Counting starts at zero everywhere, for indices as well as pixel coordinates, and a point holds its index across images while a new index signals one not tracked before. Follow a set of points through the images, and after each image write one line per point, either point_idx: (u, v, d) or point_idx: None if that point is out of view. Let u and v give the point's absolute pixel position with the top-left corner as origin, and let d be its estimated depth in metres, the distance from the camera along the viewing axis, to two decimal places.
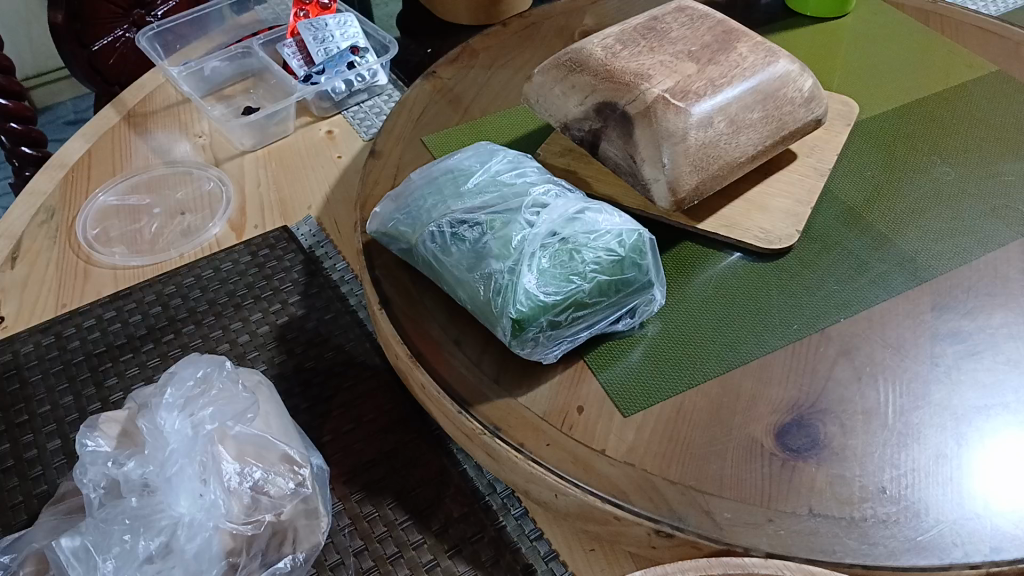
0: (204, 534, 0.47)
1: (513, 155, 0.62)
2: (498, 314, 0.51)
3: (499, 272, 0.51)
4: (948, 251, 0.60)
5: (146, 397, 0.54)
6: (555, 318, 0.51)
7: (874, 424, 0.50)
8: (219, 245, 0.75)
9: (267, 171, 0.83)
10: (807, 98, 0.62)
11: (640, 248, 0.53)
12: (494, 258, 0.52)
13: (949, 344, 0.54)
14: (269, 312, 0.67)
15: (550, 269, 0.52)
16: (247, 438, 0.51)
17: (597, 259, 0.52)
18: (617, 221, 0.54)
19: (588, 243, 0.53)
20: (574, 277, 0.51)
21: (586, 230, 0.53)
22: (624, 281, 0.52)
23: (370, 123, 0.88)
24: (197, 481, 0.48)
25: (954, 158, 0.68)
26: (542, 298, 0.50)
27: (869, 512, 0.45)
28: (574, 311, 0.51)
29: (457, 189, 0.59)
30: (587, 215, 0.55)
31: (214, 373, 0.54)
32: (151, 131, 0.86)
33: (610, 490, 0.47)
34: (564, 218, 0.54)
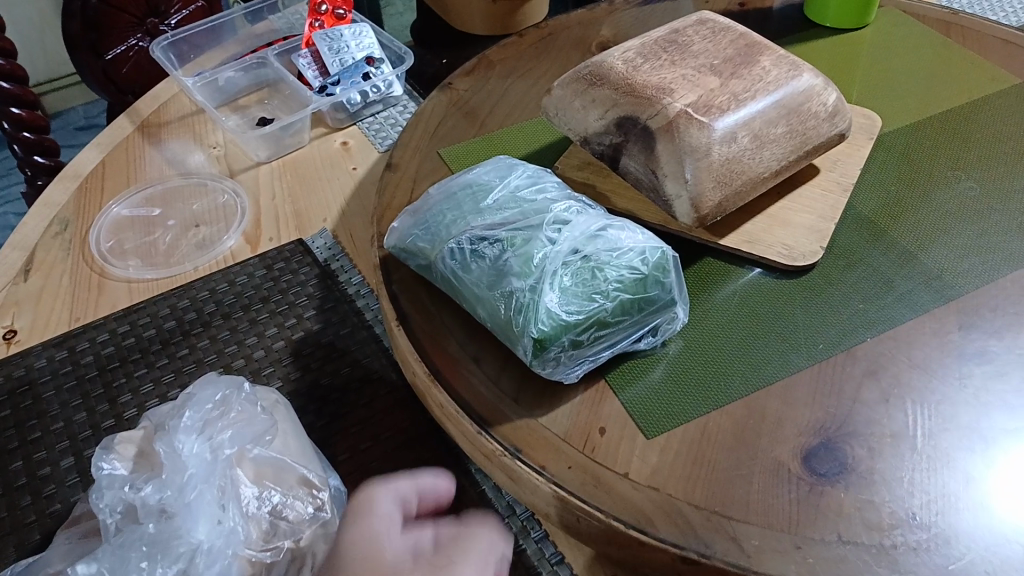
0: (223, 560, 0.46)
1: (533, 170, 0.62)
2: (518, 333, 0.50)
3: (520, 290, 0.50)
4: (974, 269, 0.59)
5: (163, 416, 0.53)
6: (577, 338, 0.50)
7: (907, 451, 0.48)
8: (234, 258, 0.74)
9: (283, 182, 0.82)
10: (831, 112, 0.61)
11: (663, 266, 0.52)
12: (516, 276, 0.51)
13: (977, 364, 0.52)
14: (284, 326, 0.66)
15: (573, 287, 0.51)
16: (265, 460, 0.51)
17: (620, 277, 0.51)
18: (641, 239, 0.54)
19: (611, 261, 0.52)
20: (597, 295, 0.50)
21: (610, 248, 0.53)
22: (648, 300, 0.51)
23: (386, 134, 0.87)
24: (216, 506, 0.48)
25: (980, 172, 0.66)
26: (564, 317, 0.49)
27: (900, 539, 0.44)
28: (596, 330, 0.50)
29: (476, 205, 0.58)
30: (610, 233, 0.54)
31: (232, 395, 0.53)
32: (166, 142, 0.86)
33: (633, 515, 0.46)
34: (587, 235, 0.54)
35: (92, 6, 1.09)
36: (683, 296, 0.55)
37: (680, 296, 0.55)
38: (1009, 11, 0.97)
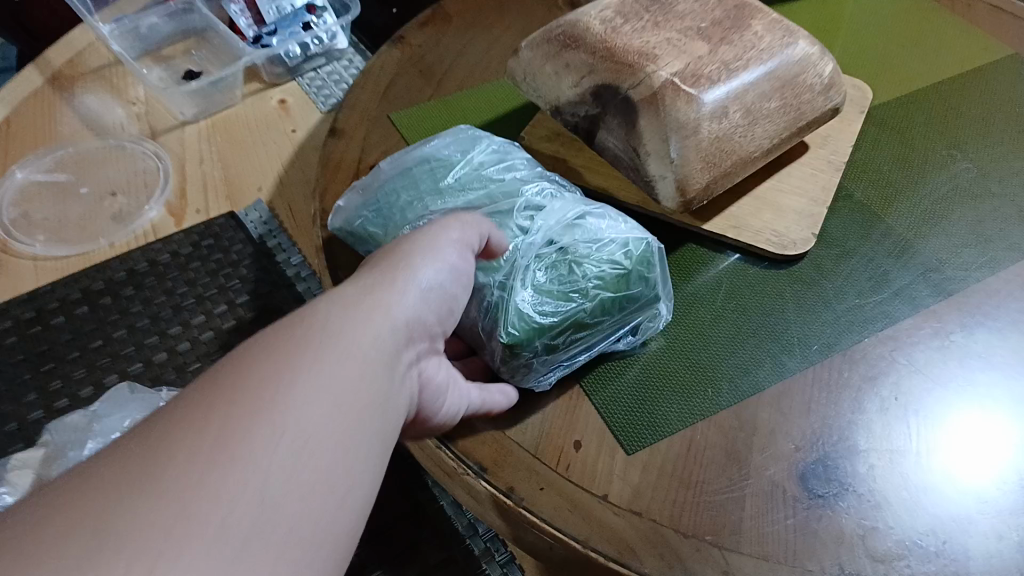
0: None
1: (500, 140, 0.56)
2: (488, 335, 0.46)
3: (488, 287, 0.46)
4: (974, 260, 0.54)
5: (67, 438, 0.48)
6: (551, 342, 0.45)
7: (892, 459, 0.44)
8: (157, 232, 0.66)
9: (213, 146, 0.73)
10: (827, 85, 0.55)
11: (647, 259, 0.48)
12: (484, 272, 0.47)
13: (979, 369, 0.48)
14: (214, 314, 0.59)
15: (547, 285, 0.46)
16: None
17: (600, 272, 0.47)
18: (622, 230, 0.49)
19: (590, 254, 0.47)
20: (574, 294, 0.46)
21: (588, 240, 0.48)
22: (630, 299, 0.47)
23: (328, 91, 0.78)
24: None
25: (976, 152, 0.62)
26: (538, 320, 0.45)
27: (905, 571, 0.40)
28: (573, 333, 0.46)
29: (436, 182, 0.52)
30: (588, 222, 0.49)
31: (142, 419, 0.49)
32: (80, 96, 0.76)
33: (614, 545, 0.41)
34: (563, 224, 0.49)
35: None
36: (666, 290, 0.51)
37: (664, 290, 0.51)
38: None
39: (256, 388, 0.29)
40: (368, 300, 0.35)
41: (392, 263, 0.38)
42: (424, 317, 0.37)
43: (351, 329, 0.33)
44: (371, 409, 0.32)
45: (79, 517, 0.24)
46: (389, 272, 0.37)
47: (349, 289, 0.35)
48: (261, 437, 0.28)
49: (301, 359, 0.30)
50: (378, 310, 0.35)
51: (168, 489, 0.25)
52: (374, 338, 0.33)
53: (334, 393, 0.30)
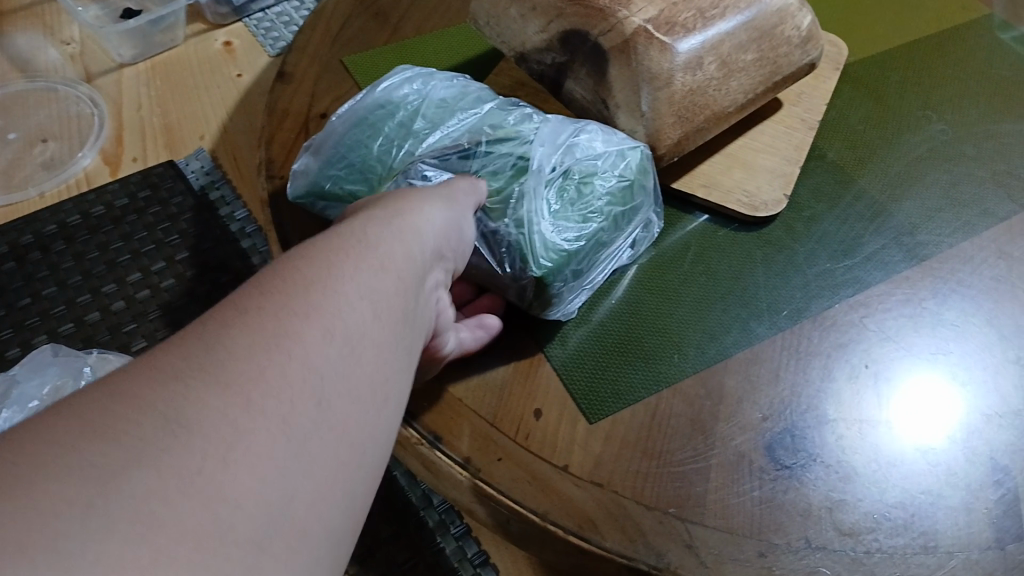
0: None
1: (453, 74, 0.53)
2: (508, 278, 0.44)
3: (506, 227, 0.44)
4: (948, 224, 0.53)
5: None
6: (576, 267, 0.46)
7: (856, 427, 0.43)
8: (90, 182, 0.62)
9: (151, 90, 0.68)
10: (805, 38, 0.52)
11: (643, 167, 0.48)
12: (499, 211, 0.45)
13: (954, 337, 0.47)
14: (151, 271, 0.55)
15: (562, 209, 0.46)
16: None
17: (608, 187, 0.47)
18: (611, 140, 0.48)
19: (592, 170, 0.47)
20: (590, 214, 0.46)
21: (588, 155, 0.48)
22: (633, 209, 0.48)
23: (277, 34, 0.72)
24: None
25: (952, 114, 0.60)
26: (564, 246, 0.45)
27: (874, 545, 0.39)
28: (594, 252, 0.46)
29: (410, 122, 0.49)
30: (582, 139, 0.48)
31: (68, 385, 0.46)
32: (9, 35, 0.72)
33: (574, 519, 0.39)
34: (559, 141, 0.48)
35: None
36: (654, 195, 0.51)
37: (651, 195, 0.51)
38: None
39: (276, 307, 0.29)
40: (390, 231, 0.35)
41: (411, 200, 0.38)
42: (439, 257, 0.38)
43: (373, 261, 0.33)
44: (392, 337, 0.32)
45: (97, 429, 0.24)
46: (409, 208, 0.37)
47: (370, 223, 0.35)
48: (280, 358, 0.28)
49: (320, 282, 0.30)
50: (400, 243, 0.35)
51: (183, 407, 0.25)
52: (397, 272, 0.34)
53: (357, 322, 0.30)
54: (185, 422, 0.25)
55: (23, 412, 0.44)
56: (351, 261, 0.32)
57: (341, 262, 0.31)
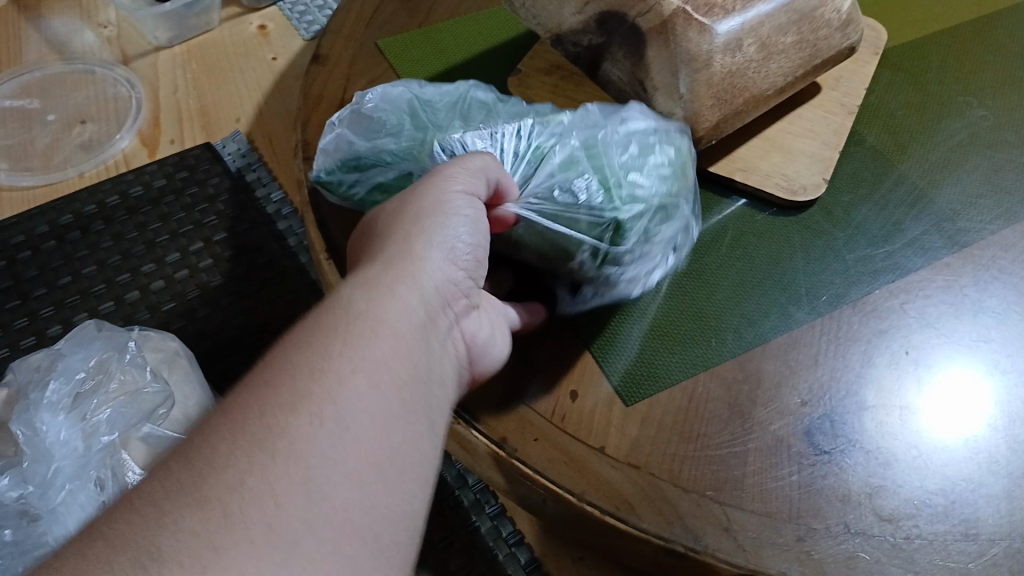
0: None
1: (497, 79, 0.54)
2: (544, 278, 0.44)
3: (552, 200, 0.44)
4: (990, 211, 0.52)
5: (27, 377, 0.48)
6: (625, 243, 0.44)
7: (896, 413, 0.42)
8: (128, 164, 0.63)
9: (186, 72, 0.69)
10: (845, 21, 0.52)
11: (684, 156, 0.48)
12: (532, 203, 0.44)
13: (996, 324, 0.46)
14: (188, 251, 0.56)
15: (611, 183, 0.45)
16: (154, 441, 0.47)
17: (655, 166, 0.46)
18: (650, 126, 0.48)
19: (642, 151, 0.47)
20: (639, 193, 0.45)
21: (626, 145, 0.47)
22: (675, 197, 0.46)
23: (311, 17, 0.72)
24: (109, 481, 0.45)
25: (993, 100, 0.59)
26: (613, 219, 0.44)
27: (915, 531, 0.38)
28: (645, 230, 0.45)
29: (448, 115, 0.49)
30: (629, 123, 0.48)
31: (112, 362, 0.48)
32: (47, 19, 0.73)
33: (611, 500, 0.39)
34: (597, 132, 0.47)
35: None
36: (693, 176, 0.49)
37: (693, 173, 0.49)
38: None
39: (298, 384, 0.30)
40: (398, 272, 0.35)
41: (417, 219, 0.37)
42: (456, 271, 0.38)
43: (384, 308, 0.34)
44: (417, 375, 0.34)
45: (132, 533, 0.26)
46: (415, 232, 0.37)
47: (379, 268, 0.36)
48: (312, 428, 0.29)
49: (334, 349, 0.32)
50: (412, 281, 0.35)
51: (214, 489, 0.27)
52: (412, 312, 0.35)
53: (378, 374, 0.32)
54: (241, 505, 0.27)
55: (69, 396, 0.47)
56: (364, 317, 0.33)
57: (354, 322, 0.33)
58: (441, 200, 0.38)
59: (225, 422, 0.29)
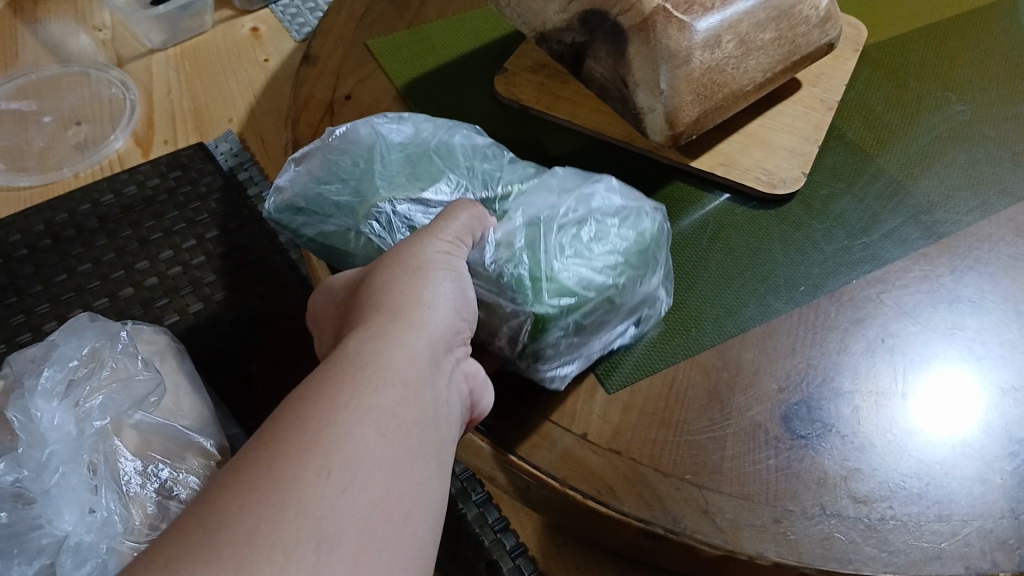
0: (95, 559, 0.38)
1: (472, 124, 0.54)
2: (512, 321, 0.41)
3: (510, 260, 0.42)
4: (966, 204, 0.53)
5: (22, 366, 0.44)
6: (579, 321, 0.43)
7: (884, 399, 0.44)
8: (122, 163, 0.64)
9: (179, 74, 0.70)
10: (823, 18, 0.53)
11: (657, 238, 0.47)
12: (506, 245, 0.43)
13: (970, 313, 0.47)
14: (181, 248, 0.57)
15: (577, 257, 0.44)
16: (150, 428, 0.44)
17: (622, 243, 0.45)
18: (629, 195, 0.49)
19: (611, 229, 0.46)
20: (606, 269, 0.44)
21: (605, 207, 0.47)
22: (652, 251, 0.46)
23: (303, 19, 0.73)
24: (86, 490, 0.39)
25: (971, 95, 0.60)
26: (574, 293, 0.42)
27: (888, 512, 0.39)
28: (602, 311, 0.43)
29: (415, 155, 0.49)
30: (599, 193, 0.48)
31: (104, 348, 0.45)
32: (44, 23, 0.74)
33: (593, 485, 0.40)
34: (573, 193, 0.48)
35: None
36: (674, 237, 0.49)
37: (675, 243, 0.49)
38: None
39: (308, 435, 0.28)
40: (403, 314, 0.33)
41: (419, 265, 0.36)
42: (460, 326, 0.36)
43: (395, 358, 0.32)
44: (427, 418, 0.31)
45: None
46: (418, 277, 0.35)
47: (384, 311, 0.34)
48: (331, 483, 0.27)
49: (344, 397, 0.29)
50: (418, 326, 0.34)
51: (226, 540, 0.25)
52: (422, 363, 0.33)
53: (394, 431, 0.30)
54: (258, 553, 0.25)
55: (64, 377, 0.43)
56: (377, 368, 0.31)
57: (367, 370, 0.30)
58: (444, 259, 0.37)
59: (233, 477, 0.27)
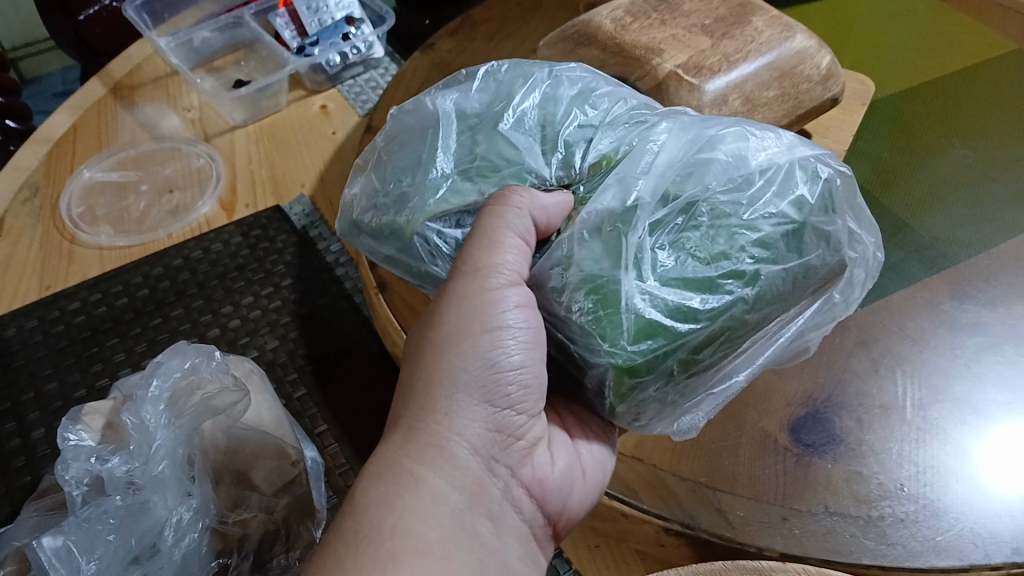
0: (192, 535, 0.42)
1: (548, 79, 0.48)
2: (589, 361, 0.40)
3: (583, 303, 0.39)
4: (970, 238, 0.57)
5: (131, 384, 0.47)
6: (697, 352, 0.39)
7: (948, 453, 0.46)
8: (209, 225, 0.71)
9: (258, 147, 0.78)
10: (824, 76, 0.59)
11: (826, 202, 0.40)
12: (582, 261, 0.40)
13: (969, 336, 0.52)
14: (261, 295, 0.64)
15: (681, 275, 0.39)
16: (244, 434, 0.47)
17: (750, 237, 0.39)
18: (761, 158, 0.42)
19: (737, 215, 0.40)
20: (726, 281, 0.39)
21: (724, 182, 0.41)
22: (805, 233, 0.40)
23: (366, 97, 0.82)
24: (186, 478, 0.43)
25: (977, 140, 0.64)
26: (675, 327, 0.38)
27: (886, 510, 0.44)
28: (728, 334, 0.39)
29: (473, 132, 0.46)
30: (717, 165, 0.41)
31: (202, 363, 0.47)
32: (138, 105, 0.81)
33: (619, 487, 0.47)
34: (684, 163, 0.42)
35: None
36: (844, 197, 0.42)
37: (844, 204, 0.42)
38: None
39: None
40: (436, 409, 0.38)
41: (465, 329, 0.39)
42: (510, 384, 0.39)
43: (428, 461, 0.36)
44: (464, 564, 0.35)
45: None
46: (462, 343, 0.38)
47: (423, 403, 0.38)
48: None
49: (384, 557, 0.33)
50: (452, 416, 0.38)
51: None
52: (458, 462, 0.37)
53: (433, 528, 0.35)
54: None
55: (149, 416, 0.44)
56: (409, 477, 0.36)
57: (399, 480, 0.35)
58: (494, 308, 0.39)
59: None
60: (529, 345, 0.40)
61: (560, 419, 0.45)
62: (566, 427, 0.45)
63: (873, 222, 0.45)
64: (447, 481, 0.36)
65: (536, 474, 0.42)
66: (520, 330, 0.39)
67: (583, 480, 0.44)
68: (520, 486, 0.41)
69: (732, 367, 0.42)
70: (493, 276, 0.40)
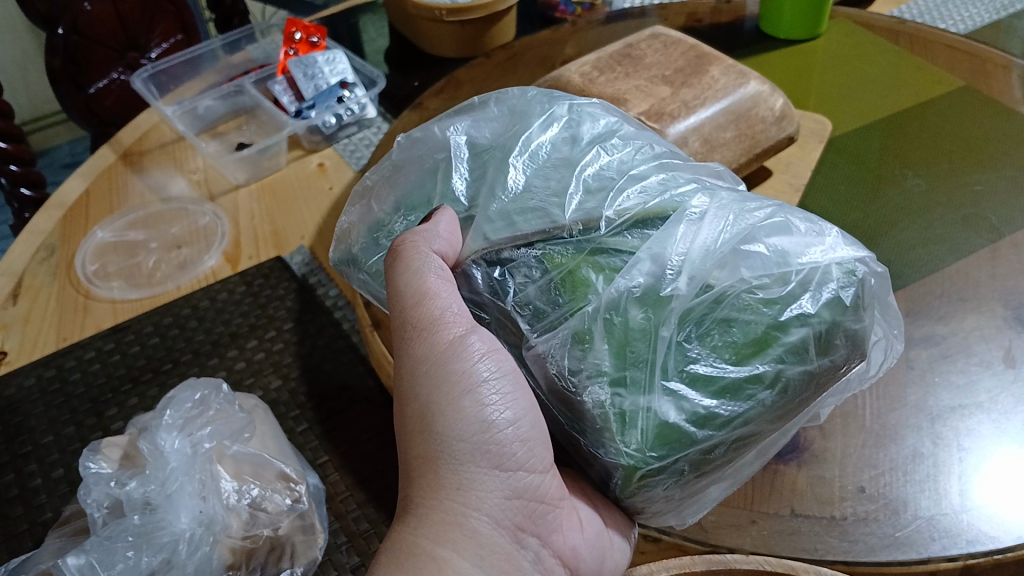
0: (204, 548, 0.49)
1: (567, 115, 0.51)
2: (598, 455, 0.41)
3: (603, 397, 0.40)
4: (920, 259, 0.62)
5: (146, 420, 0.56)
6: (705, 454, 0.40)
7: (953, 477, 0.49)
8: (215, 276, 0.76)
9: (260, 204, 0.83)
10: (778, 116, 0.68)
11: (859, 306, 0.41)
12: (605, 349, 0.40)
13: (923, 348, 0.56)
14: (264, 339, 0.68)
15: (703, 379, 0.39)
16: (245, 456, 0.53)
17: (780, 346, 0.40)
18: (802, 254, 0.42)
19: (764, 318, 0.40)
20: (749, 392, 0.40)
21: (760, 275, 0.41)
22: (835, 336, 0.40)
23: (360, 154, 0.88)
24: (196, 497, 0.50)
25: (927, 170, 0.70)
26: (691, 431, 0.39)
27: (849, 510, 0.48)
28: (738, 441, 0.41)
29: (484, 165, 0.50)
30: (753, 258, 0.41)
31: (210, 395, 0.57)
32: (147, 169, 0.86)
33: None
34: (721, 249, 0.42)
35: (72, 40, 1.09)
36: (872, 294, 0.43)
37: (871, 302, 0.42)
38: (953, 18, 0.98)
39: None
40: (447, 486, 0.40)
41: (443, 396, 0.42)
42: (510, 442, 0.41)
43: (449, 542, 0.38)
44: None
45: None
46: (448, 410, 0.41)
47: (432, 485, 0.40)
48: None
49: None
50: (464, 489, 0.40)
51: None
52: (476, 535, 0.39)
53: None
54: None
55: (155, 450, 0.52)
56: (432, 561, 0.38)
57: (422, 564, 0.37)
58: (464, 365, 0.42)
59: None
60: (512, 394, 0.42)
61: (583, 493, 0.45)
62: (591, 501, 0.45)
63: (898, 313, 0.48)
64: (473, 560, 0.39)
65: (565, 542, 0.43)
66: (498, 380, 0.42)
67: (613, 552, 0.45)
68: (550, 554, 0.43)
69: (739, 460, 0.44)
70: (440, 328, 0.43)
